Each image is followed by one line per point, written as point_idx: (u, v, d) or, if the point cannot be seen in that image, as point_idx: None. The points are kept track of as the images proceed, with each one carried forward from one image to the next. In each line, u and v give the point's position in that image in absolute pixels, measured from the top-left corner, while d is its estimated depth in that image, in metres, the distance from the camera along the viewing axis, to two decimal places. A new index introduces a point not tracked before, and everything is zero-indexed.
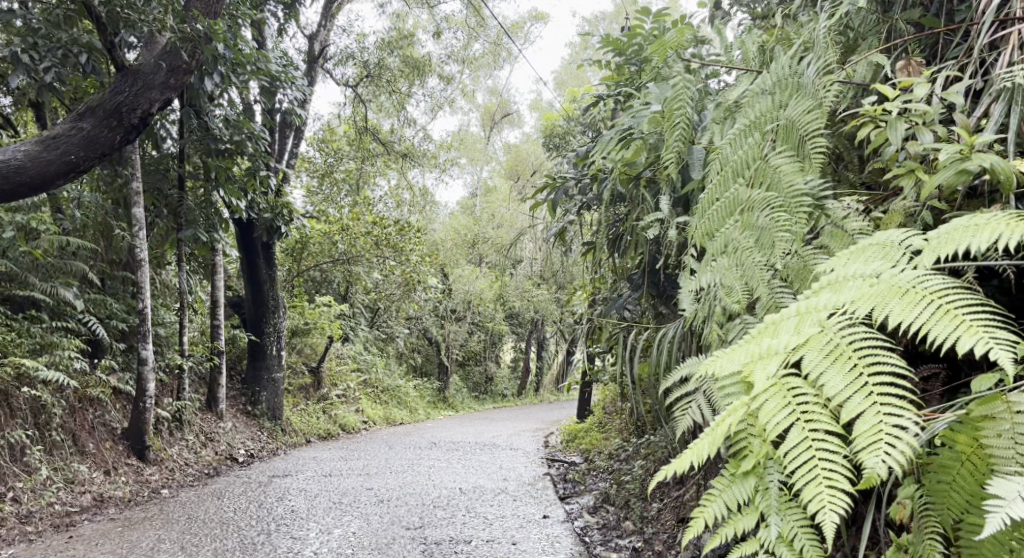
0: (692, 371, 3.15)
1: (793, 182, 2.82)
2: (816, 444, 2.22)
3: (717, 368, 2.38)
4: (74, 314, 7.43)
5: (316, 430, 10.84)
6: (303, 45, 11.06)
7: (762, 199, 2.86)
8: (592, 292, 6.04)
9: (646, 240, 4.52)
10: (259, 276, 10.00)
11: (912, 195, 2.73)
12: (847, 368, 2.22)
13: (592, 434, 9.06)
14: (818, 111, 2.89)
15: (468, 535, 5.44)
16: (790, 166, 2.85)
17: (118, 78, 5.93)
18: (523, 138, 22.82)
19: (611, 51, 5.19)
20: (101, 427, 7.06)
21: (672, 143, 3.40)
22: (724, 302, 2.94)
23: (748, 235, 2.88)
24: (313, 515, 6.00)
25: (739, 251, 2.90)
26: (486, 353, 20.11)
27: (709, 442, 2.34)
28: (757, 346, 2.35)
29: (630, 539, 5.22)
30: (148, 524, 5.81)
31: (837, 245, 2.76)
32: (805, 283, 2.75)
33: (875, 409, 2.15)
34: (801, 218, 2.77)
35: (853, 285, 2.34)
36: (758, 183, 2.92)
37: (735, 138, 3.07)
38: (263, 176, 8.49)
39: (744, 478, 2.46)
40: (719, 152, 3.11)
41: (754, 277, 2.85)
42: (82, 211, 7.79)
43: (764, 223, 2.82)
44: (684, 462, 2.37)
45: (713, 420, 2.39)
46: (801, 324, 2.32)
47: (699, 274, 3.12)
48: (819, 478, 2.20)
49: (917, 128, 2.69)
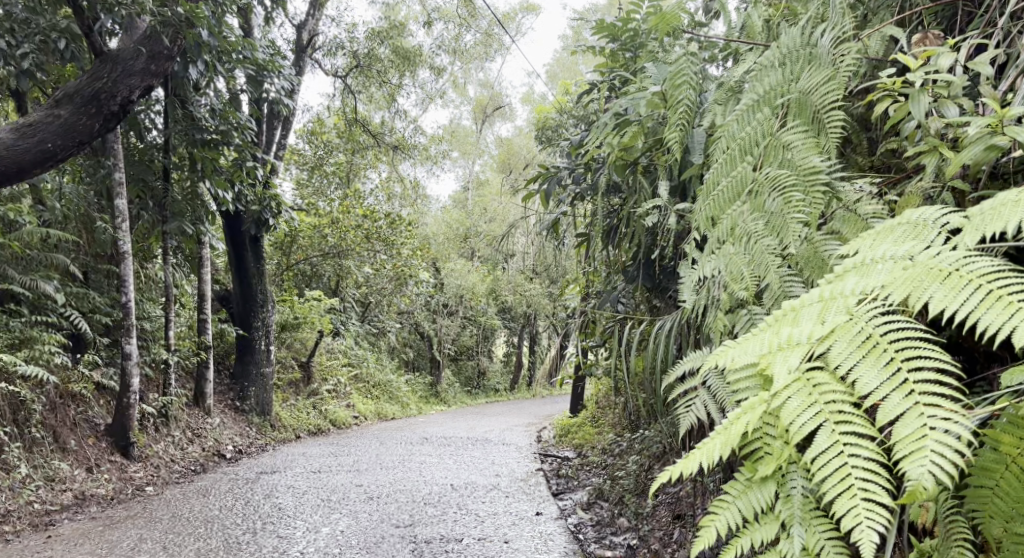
0: (696, 365, 3.02)
1: (808, 160, 2.69)
2: (847, 449, 2.12)
3: (731, 360, 2.32)
4: (55, 308, 7.26)
5: (307, 425, 10.69)
6: (291, 35, 10.87)
7: (774, 177, 2.73)
8: (586, 285, 5.90)
9: (642, 230, 4.39)
10: (248, 269, 9.83)
11: (931, 174, 2.62)
12: (883, 363, 2.13)
13: (586, 428, 8.95)
14: (835, 83, 2.76)
15: (459, 533, 5.30)
16: (806, 142, 2.72)
17: (96, 64, 5.76)
18: (516, 130, 22.66)
19: (607, 36, 5.02)
20: (83, 423, 6.93)
21: (673, 123, 3.29)
22: (731, 289, 2.81)
23: (756, 219, 2.76)
24: (300, 513, 5.86)
25: (747, 235, 2.78)
26: (479, 347, 19.97)
27: (723, 442, 2.25)
28: (777, 336, 2.28)
29: (624, 536, 5.10)
30: (130, 523, 5.65)
31: (851, 230, 2.63)
32: (817, 268, 2.62)
33: (918, 412, 2.05)
34: (816, 198, 2.64)
35: (883, 268, 2.24)
36: (768, 161, 2.81)
37: (744, 114, 2.95)
38: (250, 167, 8.31)
39: (762, 484, 2.34)
40: (725, 129, 2.99)
41: (764, 263, 2.72)
42: (63, 203, 7.63)
43: (775, 205, 2.70)
44: (692, 463, 2.27)
45: (728, 419, 2.30)
46: (824, 313, 2.24)
47: (702, 263, 3.00)
48: (854, 488, 2.08)
49: (941, 102, 2.58)
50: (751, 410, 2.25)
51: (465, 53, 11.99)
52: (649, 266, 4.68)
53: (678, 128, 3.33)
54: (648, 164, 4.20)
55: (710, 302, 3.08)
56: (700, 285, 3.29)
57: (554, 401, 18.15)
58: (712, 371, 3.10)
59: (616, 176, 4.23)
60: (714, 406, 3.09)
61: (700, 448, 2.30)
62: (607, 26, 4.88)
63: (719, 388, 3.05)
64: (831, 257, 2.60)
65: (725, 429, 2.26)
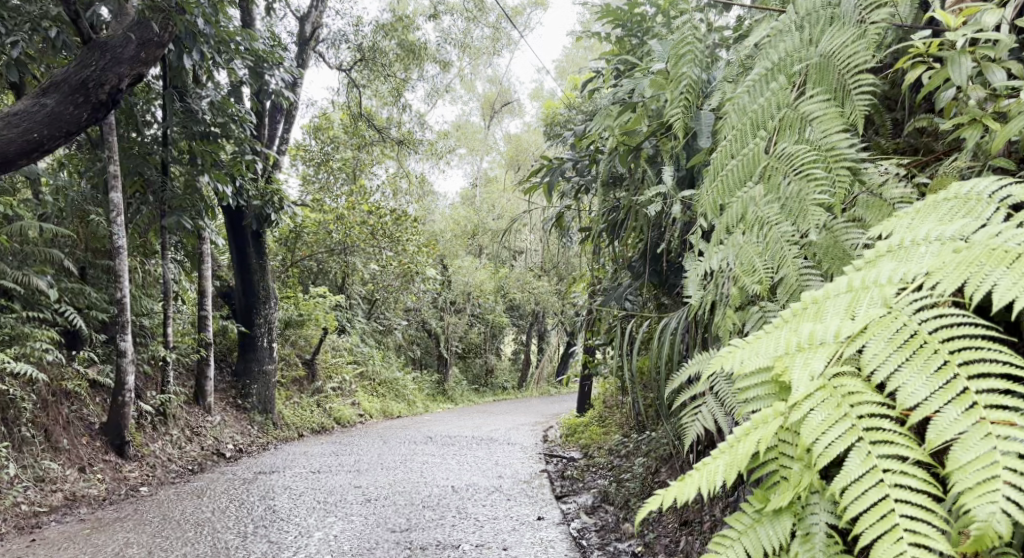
0: (700, 368, 2.81)
1: (833, 133, 2.49)
2: (887, 476, 1.93)
3: (741, 364, 2.14)
4: (50, 304, 7.07)
5: (310, 423, 10.49)
6: (295, 27, 10.68)
7: (792, 153, 2.52)
8: (592, 283, 5.70)
9: (647, 222, 4.21)
10: (249, 264, 9.63)
11: (969, 151, 2.44)
12: (934, 368, 1.94)
13: (592, 428, 8.76)
14: (864, 42, 2.54)
15: (457, 539, 5.11)
16: (830, 112, 2.51)
17: (84, 51, 5.56)
18: (525, 127, 22.40)
19: (612, 22, 4.81)
20: (77, 421, 6.77)
21: (677, 98, 3.07)
22: (741, 282, 2.62)
23: (771, 202, 2.56)
24: (294, 516, 5.69)
25: (759, 222, 2.57)
26: (487, 345, 19.77)
27: (728, 464, 2.08)
28: (796, 334, 2.11)
29: (629, 543, 4.89)
30: (119, 526, 5.49)
31: (874, 217, 2.45)
32: (838, 257, 2.45)
33: (984, 432, 1.86)
34: (841, 178, 2.43)
35: (928, 252, 2.08)
36: (786, 133, 2.59)
37: (756, 84, 2.74)
38: (249, 159, 8.12)
39: (776, 518, 2.13)
40: (735, 101, 2.77)
41: (779, 252, 2.53)
42: (57, 197, 7.48)
43: (791, 189, 2.50)
44: (690, 488, 2.08)
45: (733, 437, 2.11)
46: (853, 307, 2.08)
47: (708, 256, 2.80)
48: (898, 529, 1.88)
49: (986, 66, 2.42)
50: (765, 425, 2.07)
51: (471, 46, 11.75)
52: (656, 261, 4.49)
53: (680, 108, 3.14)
54: (652, 152, 4.04)
55: (719, 297, 2.88)
56: (708, 280, 3.08)
57: (563, 399, 17.91)
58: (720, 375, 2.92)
59: (620, 165, 4.04)
60: (723, 414, 2.91)
61: (700, 470, 2.13)
62: (612, 11, 4.68)
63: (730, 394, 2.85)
64: (852, 246, 2.43)
65: (731, 449, 2.08)
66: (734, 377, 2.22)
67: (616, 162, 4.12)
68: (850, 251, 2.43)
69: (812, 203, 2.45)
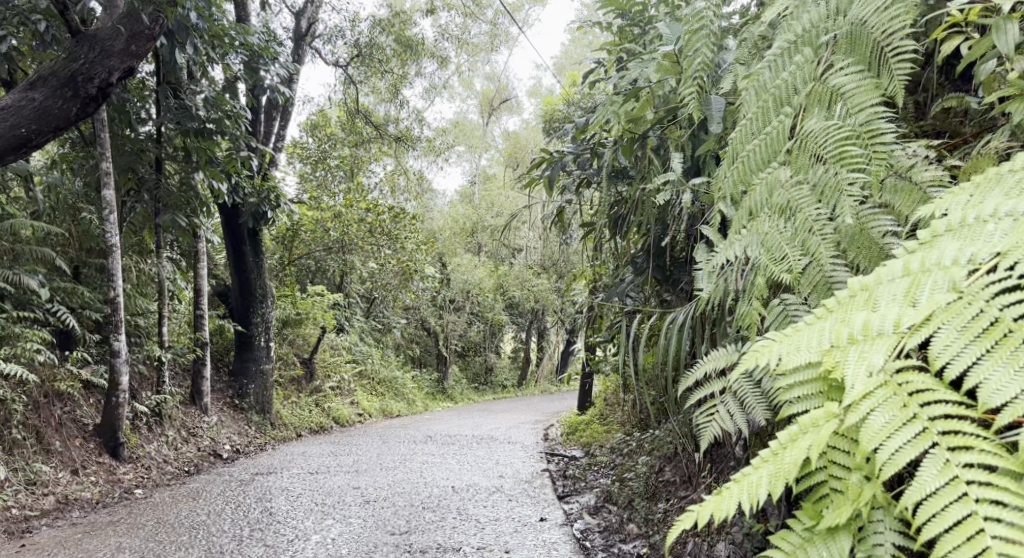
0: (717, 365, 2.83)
1: (867, 106, 2.37)
2: (973, 490, 1.88)
3: (787, 361, 2.08)
4: (41, 304, 6.91)
5: (308, 423, 10.37)
6: (291, 22, 10.52)
7: (821, 129, 2.41)
8: (593, 280, 5.58)
9: (652, 215, 4.08)
10: (246, 262, 9.50)
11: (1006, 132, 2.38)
12: (1020, 362, 1.88)
13: (593, 426, 8.65)
14: (902, 8, 2.41)
15: (458, 542, 4.99)
16: (864, 83, 2.39)
17: (73, 44, 5.44)
18: (524, 123, 22.23)
19: (614, 11, 4.68)
20: (71, 423, 6.64)
21: (691, 75, 2.97)
22: (768, 271, 2.50)
23: (799, 183, 2.47)
24: (292, 518, 5.57)
25: (786, 204, 2.47)
26: (486, 343, 19.65)
27: (773, 473, 2.08)
28: (846, 325, 2.04)
29: (634, 544, 4.78)
30: (111, 530, 5.37)
31: (904, 202, 2.37)
32: (869, 248, 2.37)
33: None
34: (879, 158, 2.34)
35: (998, 230, 2.00)
36: (817, 105, 2.46)
37: (776, 60, 2.64)
38: (245, 156, 8.01)
39: (832, 536, 2.10)
40: (755, 78, 2.66)
41: (809, 237, 2.42)
42: (49, 195, 7.33)
43: (824, 169, 2.40)
44: (730, 502, 2.08)
45: (776, 445, 2.12)
46: (912, 293, 1.99)
47: (723, 249, 2.69)
48: (991, 551, 1.83)
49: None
50: (816, 430, 2.05)
51: (468, 42, 11.59)
52: (661, 255, 4.38)
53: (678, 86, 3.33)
54: (658, 142, 3.91)
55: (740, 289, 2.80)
56: (721, 273, 2.98)
57: (563, 397, 17.78)
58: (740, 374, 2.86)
59: (625, 156, 3.93)
60: (742, 413, 2.84)
61: (741, 482, 2.12)
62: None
63: (752, 393, 2.82)
64: (881, 234, 2.36)
65: (775, 458, 2.09)
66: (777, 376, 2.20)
67: (620, 151, 4.00)
68: (882, 242, 2.36)
69: (845, 184, 2.35)
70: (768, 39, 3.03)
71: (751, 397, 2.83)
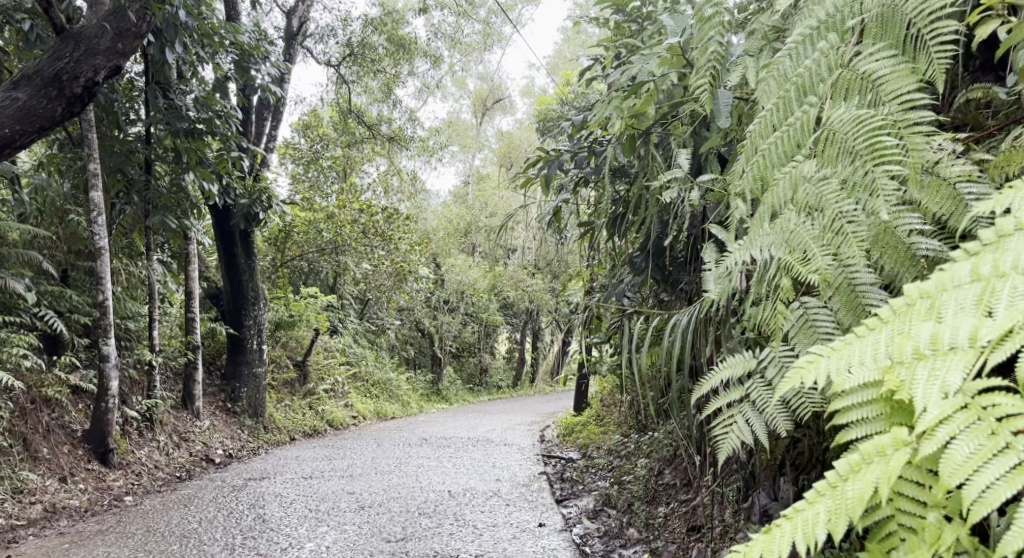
0: (735, 371, 2.81)
1: (902, 93, 2.29)
2: None
3: (846, 382, 2.02)
4: (28, 308, 6.78)
5: (302, 426, 10.25)
6: (282, 22, 10.39)
7: (853, 118, 2.30)
8: (589, 280, 5.48)
9: (654, 214, 3.98)
10: (238, 264, 9.38)
11: None
12: None
13: (590, 428, 8.55)
14: None
15: (455, 549, 4.88)
16: (899, 68, 2.31)
17: (57, 42, 5.31)
18: (518, 123, 22.11)
19: (612, 7, 4.59)
20: (59, 429, 6.50)
21: (704, 66, 2.88)
22: (796, 271, 2.47)
23: (827, 178, 2.38)
24: (285, 526, 5.45)
25: (814, 198, 2.40)
26: (480, 344, 19.52)
27: (833, 507, 1.98)
28: (911, 338, 1.98)
29: (634, 548, 4.66)
30: (100, 540, 5.24)
31: (931, 200, 2.31)
32: (895, 247, 2.35)
33: None
34: (917, 148, 2.25)
35: None
36: (846, 93, 2.39)
37: (797, 47, 2.56)
38: (236, 157, 7.88)
39: None
40: (776, 68, 2.59)
41: (840, 236, 2.38)
42: (35, 197, 7.20)
43: (860, 160, 2.30)
44: (787, 541, 1.99)
45: (836, 476, 2.01)
46: (985, 300, 1.92)
47: (742, 249, 2.63)
48: None
49: None
50: (885, 462, 1.95)
51: (461, 41, 11.46)
52: (660, 256, 4.29)
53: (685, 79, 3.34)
54: (660, 140, 3.82)
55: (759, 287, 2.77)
56: (729, 275, 2.95)
57: (558, 397, 17.66)
58: (757, 382, 2.79)
59: (626, 153, 3.83)
60: (761, 422, 2.76)
61: (794, 518, 2.02)
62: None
63: (773, 403, 2.72)
64: (907, 233, 2.33)
65: (833, 491, 1.99)
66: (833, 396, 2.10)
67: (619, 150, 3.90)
68: (910, 242, 2.33)
69: (882, 177, 2.26)
70: (774, 33, 2.95)
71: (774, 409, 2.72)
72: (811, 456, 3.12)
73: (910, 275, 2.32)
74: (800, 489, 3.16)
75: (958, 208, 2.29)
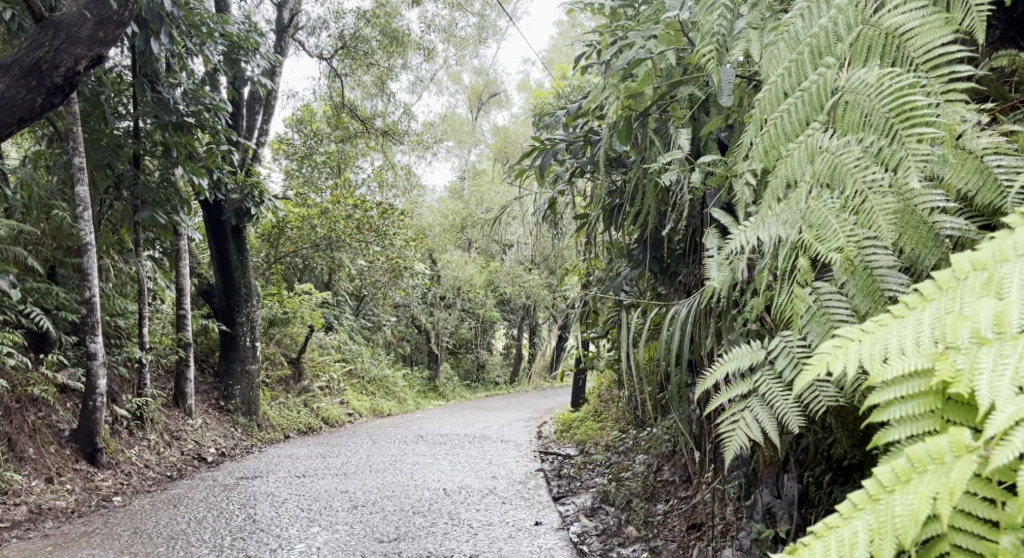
0: (742, 363, 2.68)
1: (935, 46, 2.16)
2: None
3: (888, 372, 1.88)
4: (14, 306, 6.58)
5: (296, 424, 10.10)
6: (272, 14, 10.21)
7: (876, 79, 2.18)
8: (585, 272, 5.35)
9: (654, 201, 3.86)
10: (230, 259, 9.22)
11: None
12: None
13: (588, 423, 8.43)
14: None
15: (449, 549, 4.74)
16: (931, 20, 2.16)
17: (36, 30, 5.15)
18: (513, 119, 21.94)
19: None
20: (45, 428, 6.34)
21: (709, 38, 2.78)
22: (813, 249, 2.35)
23: (850, 144, 2.27)
24: (274, 526, 5.32)
25: (835, 167, 2.28)
26: (477, 340, 19.37)
27: (875, 521, 1.82)
28: (967, 319, 1.83)
29: (633, 547, 4.52)
30: (85, 542, 5.11)
31: (957, 172, 2.20)
32: (915, 227, 2.24)
33: None
34: (954, 103, 2.12)
35: None
36: (870, 51, 2.25)
37: (809, 8, 2.42)
38: (225, 149, 7.72)
39: None
40: (786, 30, 2.47)
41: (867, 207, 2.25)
42: (20, 193, 7.05)
43: (884, 124, 2.19)
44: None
45: (880, 488, 1.84)
46: None
47: (752, 229, 2.54)
48: None
49: None
50: (941, 472, 1.77)
51: (455, 34, 11.27)
52: (657, 246, 4.17)
53: (685, 59, 3.22)
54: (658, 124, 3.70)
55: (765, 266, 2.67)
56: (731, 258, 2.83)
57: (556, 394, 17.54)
58: (766, 373, 2.66)
59: (624, 136, 3.70)
60: (768, 416, 2.63)
61: (825, 534, 1.87)
62: None
63: (780, 394, 2.60)
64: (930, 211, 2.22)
65: (874, 505, 1.83)
66: (873, 391, 1.96)
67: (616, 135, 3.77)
68: (932, 221, 2.23)
69: (914, 139, 2.14)
70: (776, 6, 2.81)
71: (780, 399, 2.60)
72: (816, 452, 3.02)
73: (933, 257, 2.22)
74: (805, 485, 3.09)
75: (988, 183, 2.18)
